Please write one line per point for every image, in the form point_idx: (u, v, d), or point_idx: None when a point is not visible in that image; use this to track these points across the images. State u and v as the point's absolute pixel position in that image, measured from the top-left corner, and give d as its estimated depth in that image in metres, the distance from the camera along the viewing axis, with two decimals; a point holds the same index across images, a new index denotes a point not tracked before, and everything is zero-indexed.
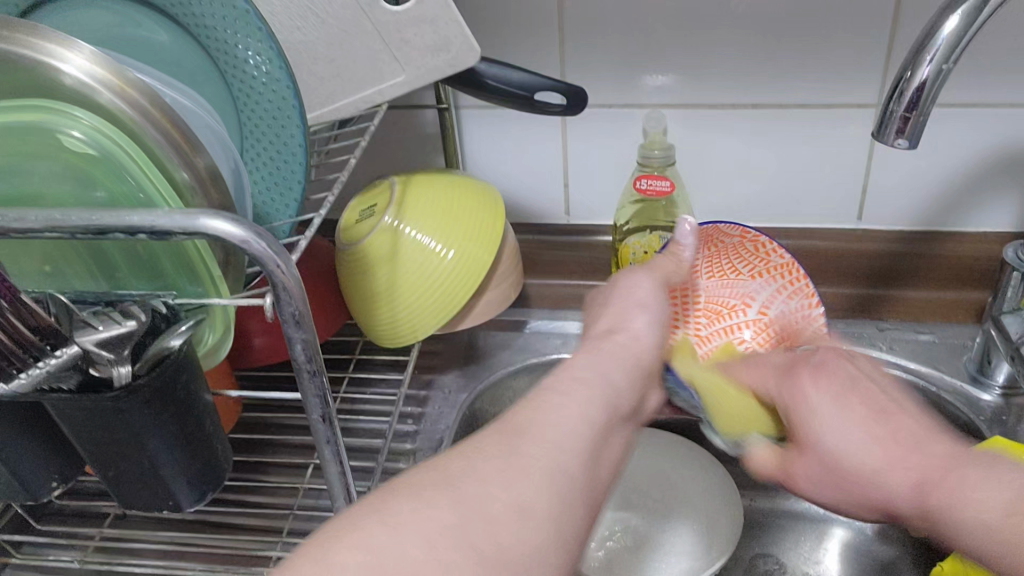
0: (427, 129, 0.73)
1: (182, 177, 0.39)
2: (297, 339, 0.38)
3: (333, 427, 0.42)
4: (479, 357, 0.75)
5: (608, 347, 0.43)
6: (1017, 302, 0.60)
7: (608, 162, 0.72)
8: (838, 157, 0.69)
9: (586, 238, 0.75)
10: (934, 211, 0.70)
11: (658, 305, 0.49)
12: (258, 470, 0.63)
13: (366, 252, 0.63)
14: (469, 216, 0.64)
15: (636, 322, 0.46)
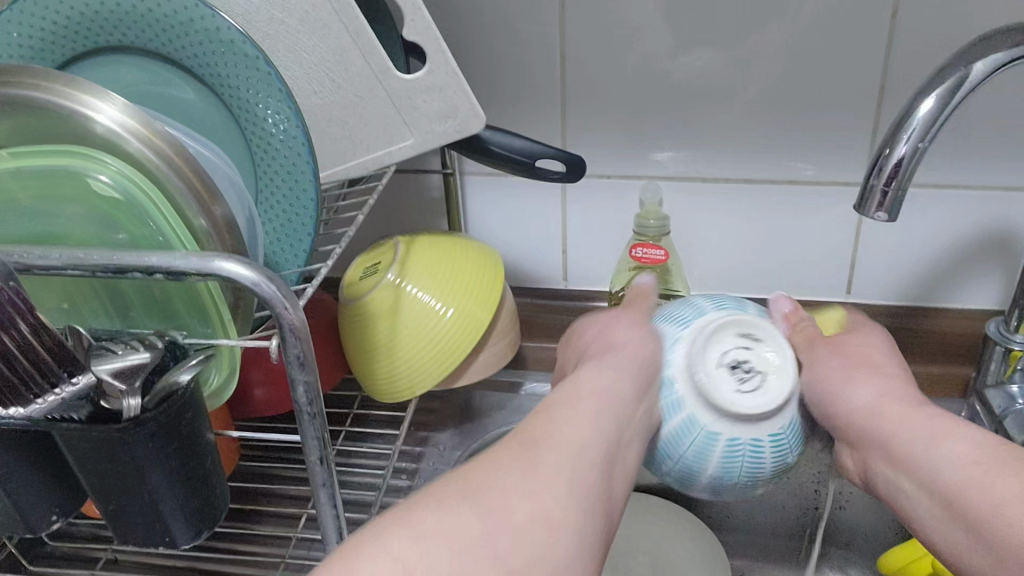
0: (433, 193, 0.75)
1: (200, 224, 0.41)
2: (300, 382, 0.40)
3: (329, 470, 0.43)
4: (474, 416, 0.76)
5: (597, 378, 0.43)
6: (1001, 376, 0.62)
7: (606, 230, 0.75)
8: (827, 233, 0.71)
9: (583, 304, 0.77)
10: (922, 287, 0.72)
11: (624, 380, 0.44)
12: (252, 519, 0.63)
13: (366, 307, 0.65)
14: (469, 276, 0.67)
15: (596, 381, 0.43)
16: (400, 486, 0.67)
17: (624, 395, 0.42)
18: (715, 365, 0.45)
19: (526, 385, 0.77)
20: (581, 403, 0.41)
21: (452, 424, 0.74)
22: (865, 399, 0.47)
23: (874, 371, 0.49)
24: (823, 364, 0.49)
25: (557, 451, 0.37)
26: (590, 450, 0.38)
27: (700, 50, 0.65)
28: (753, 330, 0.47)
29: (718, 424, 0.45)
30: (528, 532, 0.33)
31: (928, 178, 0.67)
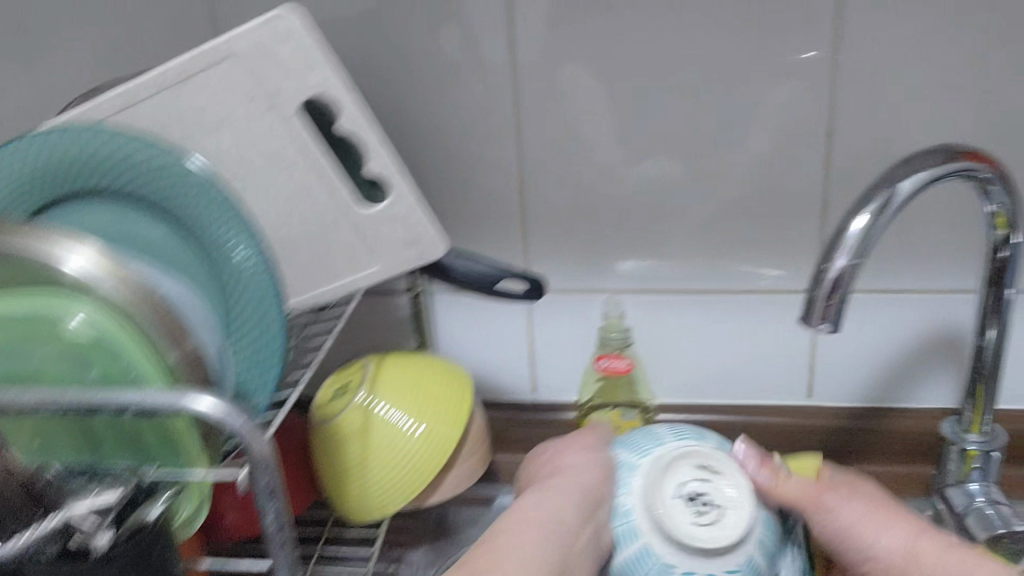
0: (402, 312, 0.77)
1: (172, 358, 0.43)
2: (268, 512, 0.41)
3: None
4: (449, 533, 0.75)
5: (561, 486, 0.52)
6: (960, 474, 0.64)
7: (572, 343, 0.77)
8: (784, 339, 0.74)
9: (553, 415, 0.79)
10: (879, 388, 0.74)
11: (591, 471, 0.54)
12: None
13: (338, 428, 0.66)
14: (437, 393, 0.68)
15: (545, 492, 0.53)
16: None
17: (566, 520, 0.50)
18: (675, 496, 0.50)
19: (499, 499, 0.77)
20: (523, 547, 0.48)
21: (426, 542, 0.74)
22: (891, 540, 0.53)
23: (874, 502, 0.55)
24: (835, 512, 0.54)
25: (512, 567, 0.46)
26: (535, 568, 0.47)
27: (651, 173, 0.69)
28: (714, 469, 0.52)
29: (677, 557, 0.49)
30: None
31: (874, 285, 0.70)
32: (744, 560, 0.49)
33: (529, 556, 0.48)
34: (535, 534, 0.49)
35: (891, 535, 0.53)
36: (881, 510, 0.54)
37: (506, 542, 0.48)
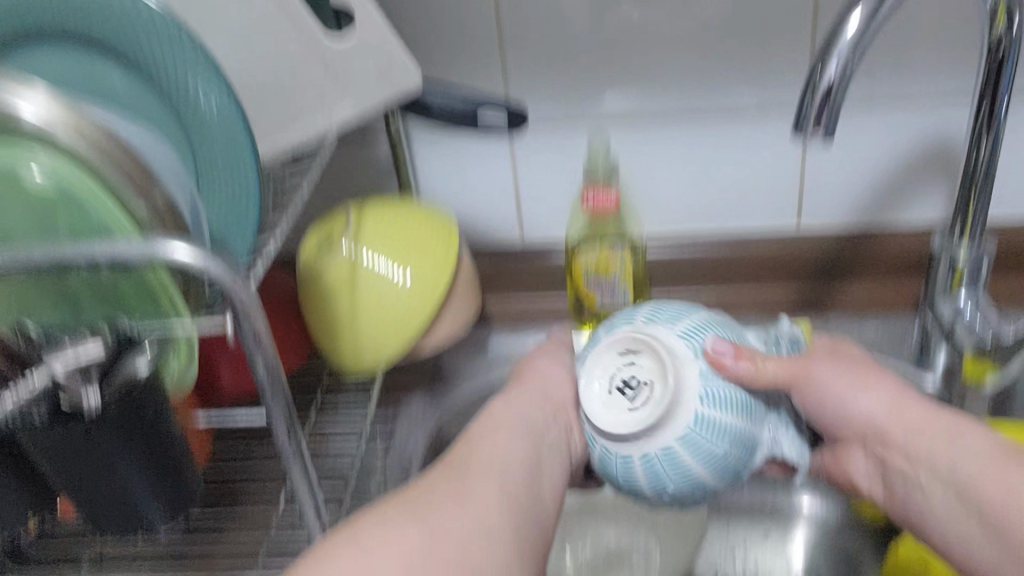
0: (381, 158, 0.75)
1: (140, 210, 0.41)
2: (258, 363, 0.40)
3: (296, 442, 0.44)
4: (445, 377, 0.76)
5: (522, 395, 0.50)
6: (948, 288, 0.63)
7: (558, 179, 0.75)
8: (773, 162, 0.72)
9: (541, 254, 0.78)
10: (869, 206, 0.74)
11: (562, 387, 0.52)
12: (232, 500, 0.64)
13: (326, 278, 0.65)
14: (422, 238, 0.67)
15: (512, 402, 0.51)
16: (375, 454, 0.68)
17: (534, 425, 0.48)
18: (608, 390, 0.45)
19: (490, 343, 0.78)
20: (501, 436, 0.46)
21: (422, 387, 0.74)
22: (876, 403, 0.47)
23: (865, 370, 0.49)
24: (826, 379, 0.47)
25: (494, 461, 0.44)
26: (517, 465, 0.45)
27: None
28: (639, 345, 0.45)
29: (627, 449, 0.43)
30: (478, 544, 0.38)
31: (866, 98, 0.68)
32: (686, 422, 0.42)
33: (505, 453, 0.45)
34: (515, 429, 0.47)
35: (876, 397, 0.48)
36: (872, 380, 0.48)
37: (485, 433, 0.46)
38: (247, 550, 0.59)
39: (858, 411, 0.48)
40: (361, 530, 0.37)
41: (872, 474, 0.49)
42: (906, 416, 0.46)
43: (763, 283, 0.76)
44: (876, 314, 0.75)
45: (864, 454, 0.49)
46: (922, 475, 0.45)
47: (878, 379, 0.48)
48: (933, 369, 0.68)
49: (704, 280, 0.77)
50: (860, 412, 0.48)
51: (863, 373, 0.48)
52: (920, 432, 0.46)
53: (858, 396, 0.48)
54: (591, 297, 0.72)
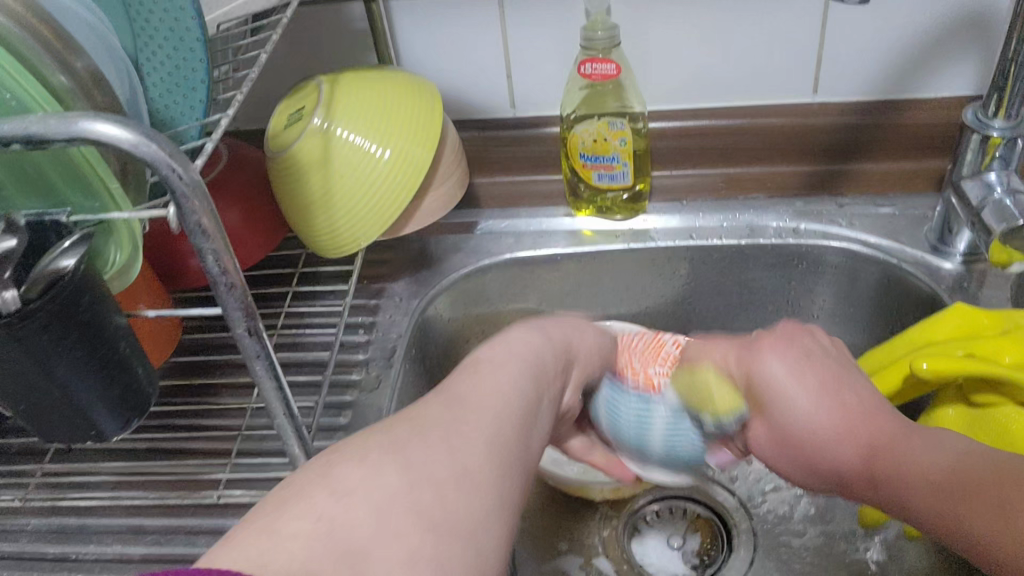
0: (356, 24, 0.68)
1: (60, 81, 0.35)
2: (204, 252, 0.35)
3: (261, 341, 0.39)
4: (431, 262, 0.71)
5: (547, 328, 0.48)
6: (978, 167, 0.59)
7: (551, 49, 0.68)
8: (790, 31, 0.65)
9: (534, 132, 0.71)
10: (894, 79, 0.67)
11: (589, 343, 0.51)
12: (208, 393, 0.61)
13: (298, 157, 0.60)
14: (404, 109, 0.61)
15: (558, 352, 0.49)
16: (357, 343, 0.64)
17: (545, 361, 0.44)
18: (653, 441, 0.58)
19: (481, 226, 0.73)
20: (498, 371, 0.41)
21: (408, 273, 0.70)
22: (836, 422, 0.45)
23: (823, 365, 0.49)
24: (771, 373, 0.49)
25: (494, 395, 0.39)
26: (513, 396, 0.40)
27: None
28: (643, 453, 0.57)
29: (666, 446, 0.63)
30: (470, 475, 0.34)
31: None
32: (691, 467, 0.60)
33: (503, 383, 0.40)
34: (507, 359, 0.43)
35: (822, 407, 0.46)
36: (825, 379, 0.47)
37: (485, 363, 0.41)
38: (221, 446, 0.57)
39: (813, 429, 0.46)
40: (342, 468, 0.32)
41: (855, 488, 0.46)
42: (862, 427, 0.44)
43: (774, 164, 0.70)
44: (896, 196, 0.69)
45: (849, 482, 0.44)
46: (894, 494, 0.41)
47: (821, 371, 0.48)
48: (953, 254, 0.63)
49: (710, 160, 0.71)
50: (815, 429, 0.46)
51: (830, 379, 0.47)
52: (891, 442, 0.42)
53: (813, 400, 0.47)
54: (588, 176, 0.68)
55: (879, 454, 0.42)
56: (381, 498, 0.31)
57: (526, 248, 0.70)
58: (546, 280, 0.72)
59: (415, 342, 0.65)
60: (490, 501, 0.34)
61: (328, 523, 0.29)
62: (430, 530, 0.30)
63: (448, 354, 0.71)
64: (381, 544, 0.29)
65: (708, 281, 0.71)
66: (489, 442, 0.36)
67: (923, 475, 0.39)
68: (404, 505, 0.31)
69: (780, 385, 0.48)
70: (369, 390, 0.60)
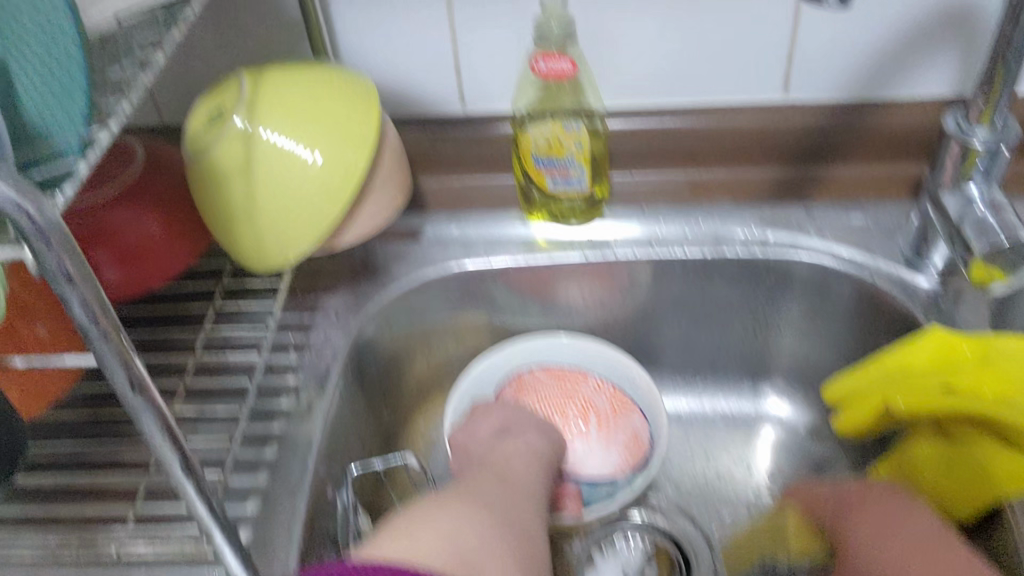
0: (286, 11, 0.62)
1: None
2: (68, 297, 0.30)
3: (149, 395, 0.34)
4: (371, 272, 0.65)
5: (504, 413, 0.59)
6: (958, 178, 0.54)
7: (501, 42, 0.62)
8: (759, 26, 0.60)
9: (484, 131, 0.66)
10: (868, 78, 0.62)
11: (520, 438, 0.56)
12: (117, 423, 0.55)
13: (218, 162, 0.54)
14: (337, 109, 0.55)
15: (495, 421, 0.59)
16: (287, 363, 0.58)
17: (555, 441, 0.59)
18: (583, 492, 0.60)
19: (428, 232, 0.68)
20: (523, 454, 0.54)
21: (345, 283, 0.64)
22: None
23: (904, 517, 0.49)
24: (853, 531, 0.50)
25: (523, 477, 0.52)
26: (528, 471, 0.53)
27: None
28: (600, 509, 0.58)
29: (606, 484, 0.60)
30: (526, 517, 0.46)
31: None
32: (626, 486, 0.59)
33: (527, 470, 0.53)
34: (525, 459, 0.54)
35: (870, 520, 0.50)
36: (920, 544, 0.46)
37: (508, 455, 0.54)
38: (127, 487, 0.51)
39: (872, 546, 0.49)
40: (441, 507, 0.43)
41: None
42: (909, 536, 0.47)
43: (740, 167, 0.66)
44: (866, 204, 0.66)
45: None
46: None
47: (921, 532, 0.47)
48: (928, 269, 0.59)
49: (672, 161, 0.66)
50: (872, 550, 0.48)
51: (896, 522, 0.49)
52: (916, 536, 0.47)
53: (874, 518, 0.50)
54: (542, 181, 0.63)
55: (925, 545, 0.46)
56: (476, 525, 0.42)
57: (474, 257, 0.65)
58: (495, 291, 0.67)
59: (350, 362, 0.59)
60: (541, 538, 0.46)
61: (448, 544, 0.39)
62: (511, 563, 0.41)
63: (389, 371, 0.65)
64: (486, 560, 0.40)
65: (670, 293, 0.66)
66: (530, 500, 0.49)
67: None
68: (490, 539, 0.42)
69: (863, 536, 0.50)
70: (299, 418, 0.55)
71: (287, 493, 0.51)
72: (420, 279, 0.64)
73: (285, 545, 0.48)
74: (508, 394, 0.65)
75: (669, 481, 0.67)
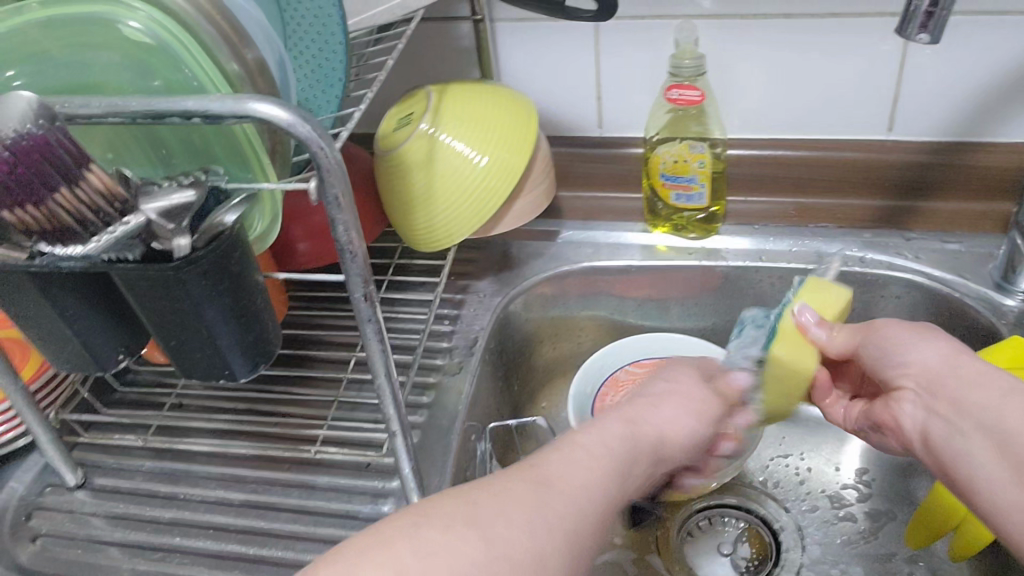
0: (463, 42, 0.74)
1: (233, 68, 0.43)
2: (338, 221, 0.41)
3: (373, 306, 0.45)
4: (513, 264, 0.76)
5: (534, 487, 0.36)
6: None
7: (640, 75, 0.73)
8: (867, 69, 0.69)
9: (618, 152, 0.76)
10: (967, 120, 0.70)
11: (587, 482, 0.38)
12: (305, 363, 0.68)
13: (403, 157, 0.66)
14: (504, 121, 0.66)
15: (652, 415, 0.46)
16: (442, 331, 0.70)
17: (624, 450, 0.42)
18: None
19: (563, 234, 0.78)
20: (583, 452, 0.40)
21: (491, 273, 0.76)
22: (925, 352, 0.47)
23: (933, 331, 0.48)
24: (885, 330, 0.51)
25: (579, 493, 0.37)
26: (595, 487, 0.38)
27: None
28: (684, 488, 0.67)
29: None
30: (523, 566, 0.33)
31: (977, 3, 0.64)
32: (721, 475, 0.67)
33: (617, 450, 0.41)
34: (586, 466, 0.39)
35: (922, 352, 0.47)
36: (913, 354, 0.48)
37: (564, 464, 0.38)
38: (316, 411, 0.63)
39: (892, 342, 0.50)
40: (394, 537, 0.32)
41: (916, 420, 0.47)
42: (942, 365, 0.46)
43: (846, 196, 0.74)
44: (961, 234, 0.72)
45: (914, 399, 0.47)
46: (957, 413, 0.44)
47: (934, 355, 0.47)
48: (1016, 292, 0.66)
49: (783, 188, 0.75)
50: (898, 349, 0.49)
51: (934, 333, 0.48)
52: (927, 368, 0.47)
53: (903, 332, 0.49)
54: (666, 195, 0.73)
55: (939, 374, 0.46)
56: (458, 561, 0.32)
57: (602, 258, 0.75)
58: (620, 289, 0.76)
59: (494, 336, 0.70)
60: None
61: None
62: None
63: (522, 351, 0.76)
64: None
65: (772, 301, 0.75)
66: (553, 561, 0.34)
67: (985, 406, 0.42)
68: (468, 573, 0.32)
69: (899, 337, 0.49)
70: (451, 373, 0.66)
71: (441, 430, 0.61)
72: (555, 273, 0.75)
73: (438, 465, 0.59)
74: (606, 392, 0.72)
75: (762, 471, 0.75)
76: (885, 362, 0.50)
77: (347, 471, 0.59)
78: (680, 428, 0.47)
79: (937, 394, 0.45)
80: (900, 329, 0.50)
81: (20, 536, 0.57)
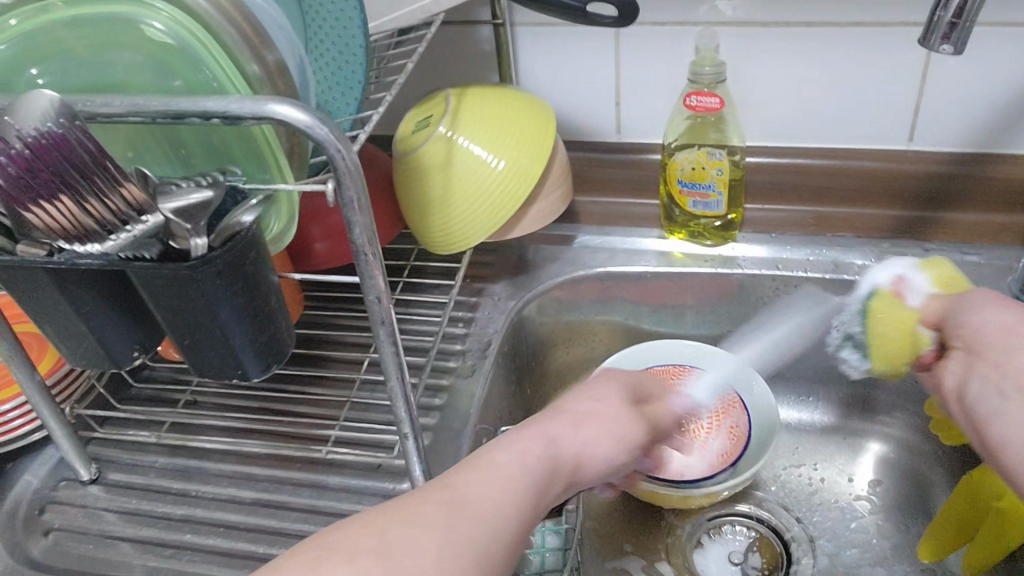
0: (483, 46, 0.75)
1: (253, 69, 0.43)
2: (354, 224, 0.41)
3: (387, 308, 0.45)
4: (528, 268, 0.77)
5: (444, 510, 0.33)
6: None
7: (659, 81, 0.73)
8: (888, 79, 0.68)
9: (636, 158, 0.76)
10: (987, 132, 0.69)
11: (506, 507, 0.35)
12: (318, 363, 0.68)
13: (421, 159, 0.66)
14: (523, 126, 0.66)
15: (572, 431, 0.41)
16: (456, 334, 0.70)
17: (547, 467, 0.38)
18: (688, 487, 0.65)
19: (579, 238, 0.78)
20: (499, 474, 0.36)
21: (506, 276, 0.76)
22: (989, 314, 0.44)
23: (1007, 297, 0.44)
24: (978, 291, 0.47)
25: (490, 520, 0.34)
26: (509, 509, 0.35)
27: None
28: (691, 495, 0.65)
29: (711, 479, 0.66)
30: None
31: (1001, 14, 0.63)
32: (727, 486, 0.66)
33: (535, 471, 0.38)
34: (487, 498, 0.35)
35: (990, 312, 0.44)
36: (986, 312, 0.44)
37: (477, 488, 0.35)
38: (329, 410, 0.64)
39: (967, 305, 0.46)
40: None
41: (954, 386, 0.44)
42: (994, 330, 0.42)
43: (864, 206, 0.73)
44: (981, 246, 0.70)
45: (960, 360, 0.44)
46: (998, 382, 0.41)
47: (1007, 317, 0.42)
48: None
49: (801, 196, 0.74)
50: (969, 309, 0.46)
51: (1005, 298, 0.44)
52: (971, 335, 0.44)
53: (981, 299, 0.46)
54: (683, 201, 0.73)
55: (994, 336, 0.42)
56: None
57: (617, 264, 0.75)
58: (635, 296, 0.76)
59: (507, 339, 0.70)
60: None
61: None
62: None
63: (536, 354, 0.76)
64: None
65: None
66: None
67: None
68: None
69: (978, 303, 0.45)
70: (464, 376, 0.66)
71: (452, 432, 0.61)
72: (569, 277, 0.75)
73: (449, 467, 0.59)
74: None
75: (774, 481, 0.74)
76: (953, 320, 0.47)
77: (358, 471, 0.59)
78: (599, 449, 0.41)
79: (980, 358, 0.42)
80: (981, 296, 0.46)
81: (33, 529, 0.57)
